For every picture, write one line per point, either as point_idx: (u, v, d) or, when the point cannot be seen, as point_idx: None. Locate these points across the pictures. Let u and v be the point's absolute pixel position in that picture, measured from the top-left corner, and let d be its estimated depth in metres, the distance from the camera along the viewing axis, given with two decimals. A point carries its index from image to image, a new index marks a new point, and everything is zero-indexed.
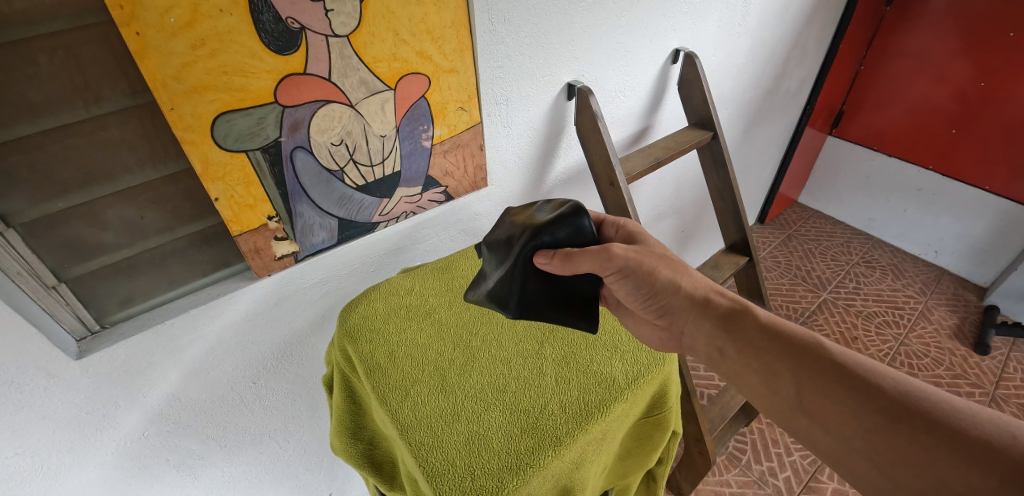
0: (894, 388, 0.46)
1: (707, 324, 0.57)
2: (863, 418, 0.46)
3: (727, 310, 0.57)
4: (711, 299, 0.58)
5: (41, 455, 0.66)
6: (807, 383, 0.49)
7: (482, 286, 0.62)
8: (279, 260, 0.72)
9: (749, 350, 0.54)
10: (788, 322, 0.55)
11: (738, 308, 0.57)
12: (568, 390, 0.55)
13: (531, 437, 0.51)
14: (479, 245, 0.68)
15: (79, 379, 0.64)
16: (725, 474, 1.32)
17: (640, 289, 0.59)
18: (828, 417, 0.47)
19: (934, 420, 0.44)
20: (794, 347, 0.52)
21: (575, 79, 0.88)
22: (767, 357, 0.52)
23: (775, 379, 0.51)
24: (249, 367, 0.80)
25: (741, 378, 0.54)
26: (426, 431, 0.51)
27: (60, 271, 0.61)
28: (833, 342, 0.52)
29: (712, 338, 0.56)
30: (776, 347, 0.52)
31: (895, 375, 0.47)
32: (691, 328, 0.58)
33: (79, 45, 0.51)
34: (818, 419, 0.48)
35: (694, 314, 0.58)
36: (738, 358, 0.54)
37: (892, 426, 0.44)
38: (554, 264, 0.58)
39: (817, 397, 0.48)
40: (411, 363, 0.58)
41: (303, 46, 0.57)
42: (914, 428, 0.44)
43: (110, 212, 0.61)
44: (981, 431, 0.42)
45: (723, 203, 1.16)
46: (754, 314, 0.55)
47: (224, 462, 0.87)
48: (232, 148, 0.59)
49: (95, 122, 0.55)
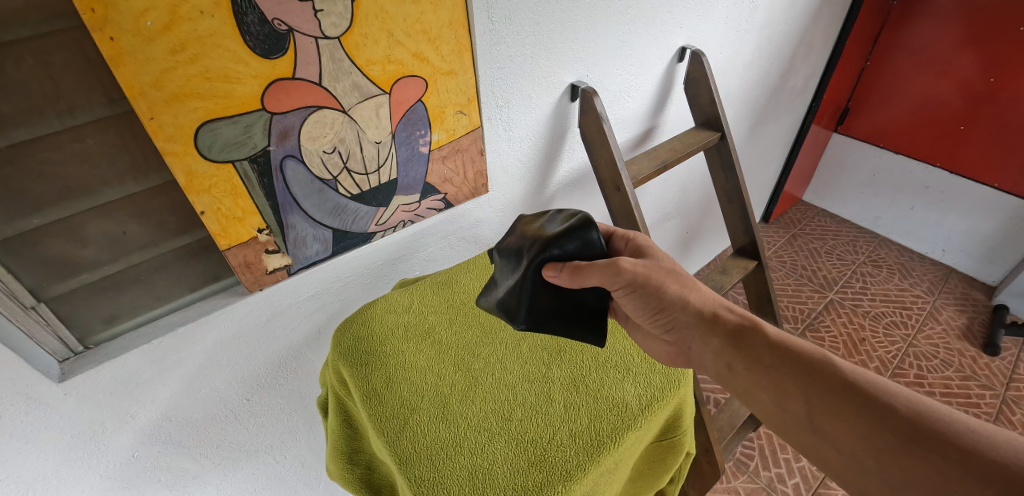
0: (906, 408, 0.43)
1: (715, 342, 0.53)
2: (876, 438, 0.42)
3: (736, 325, 0.53)
4: (719, 315, 0.55)
5: (25, 481, 0.63)
6: (817, 402, 0.46)
7: (493, 294, 0.59)
8: (270, 274, 0.68)
9: (759, 368, 0.50)
10: (798, 339, 0.51)
11: (747, 325, 0.53)
12: (578, 418, 0.52)
13: (538, 471, 0.47)
14: (489, 252, 0.65)
15: (62, 402, 0.61)
16: (734, 481, 1.29)
17: (649, 304, 0.56)
18: (840, 435, 0.44)
19: (949, 441, 0.40)
20: (802, 364, 0.48)
21: (579, 79, 0.84)
22: (777, 374, 0.49)
23: (785, 395, 0.48)
24: (242, 384, 0.77)
25: (750, 394, 0.51)
26: (426, 465, 0.48)
27: (39, 291, 0.57)
28: (843, 359, 0.48)
29: (720, 355, 0.53)
30: (786, 364, 0.49)
31: (909, 394, 0.44)
32: (698, 344, 0.55)
33: (49, 52, 0.48)
34: (829, 439, 0.45)
35: (703, 332, 0.54)
36: (747, 375, 0.51)
37: (905, 447, 0.41)
38: (563, 278, 0.54)
39: (828, 415, 0.45)
40: (410, 388, 0.54)
41: (291, 48, 0.54)
42: (929, 450, 0.40)
43: (91, 227, 0.58)
44: (999, 454, 0.38)
45: (731, 205, 1.13)
46: (763, 330, 0.52)
47: (219, 479, 0.84)
48: (218, 158, 0.56)
49: (70, 134, 0.52)
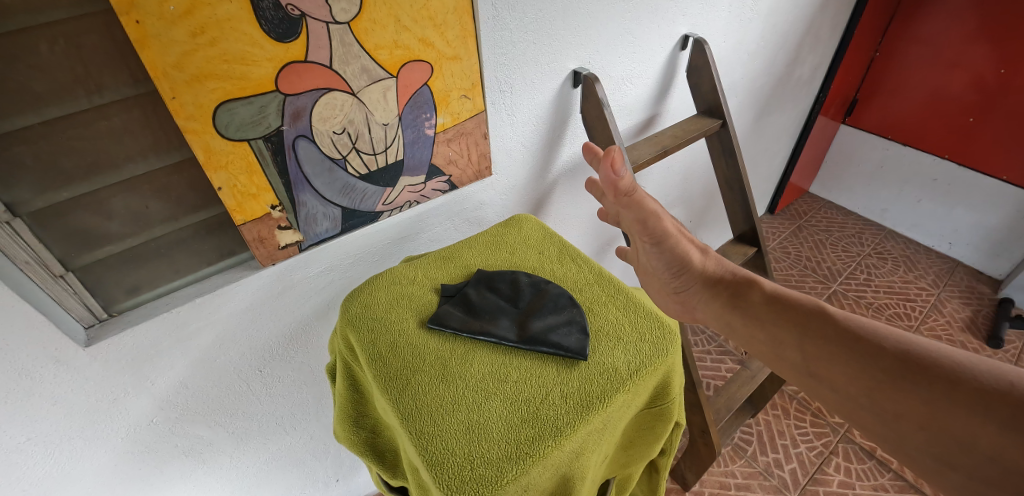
0: (895, 347, 0.48)
1: (717, 302, 0.62)
2: (867, 377, 0.48)
3: (736, 287, 0.62)
4: (723, 277, 0.63)
5: (52, 440, 0.68)
6: (810, 349, 0.53)
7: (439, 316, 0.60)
8: (283, 249, 0.72)
9: (756, 323, 0.58)
10: (794, 292, 0.58)
11: (746, 284, 0.61)
12: (570, 379, 0.54)
13: (530, 427, 0.50)
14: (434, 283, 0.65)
15: (88, 366, 0.65)
16: (730, 465, 1.32)
17: (652, 244, 0.66)
18: (827, 373, 0.51)
19: (935, 374, 0.45)
20: (798, 317, 0.55)
21: (581, 66, 0.86)
22: (773, 328, 0.56)
23: (781, 345, 0.55)
24: (255, 355, 0.80)
25: (751, 346, 0.58)
26: (427, 420, 0.51)
27: (67, 260, 0.61)
28: (836, 309, 0.54)
29: (721, 315, 0.61)
30: (781, 318, 0.56)
31: (899, 335, 0.49)
32: (703, 305, 0.64)
33: (80, 34, 0.51)
34: (825, 381, 0.51)
35: (706, 293, 0.63)
36: (745, 330, 0.59)
37: (894, 383, 0.47)
38: (625, 180, 0.60)
39: (821, 360, 0.51)
40: (412, 350, 0.57)
41: (304, 33, 0.57)
42: (915, 383, 0.46)
43: (116, 201, 0.61)
44: (983, 380, 0.43)
45: (732, 193, 1.15)
46: (759, 286, 0.60)
47: (232, 447, 0.89)
48: (234, 137, 0.59)
49: (98, 112, 0.55)
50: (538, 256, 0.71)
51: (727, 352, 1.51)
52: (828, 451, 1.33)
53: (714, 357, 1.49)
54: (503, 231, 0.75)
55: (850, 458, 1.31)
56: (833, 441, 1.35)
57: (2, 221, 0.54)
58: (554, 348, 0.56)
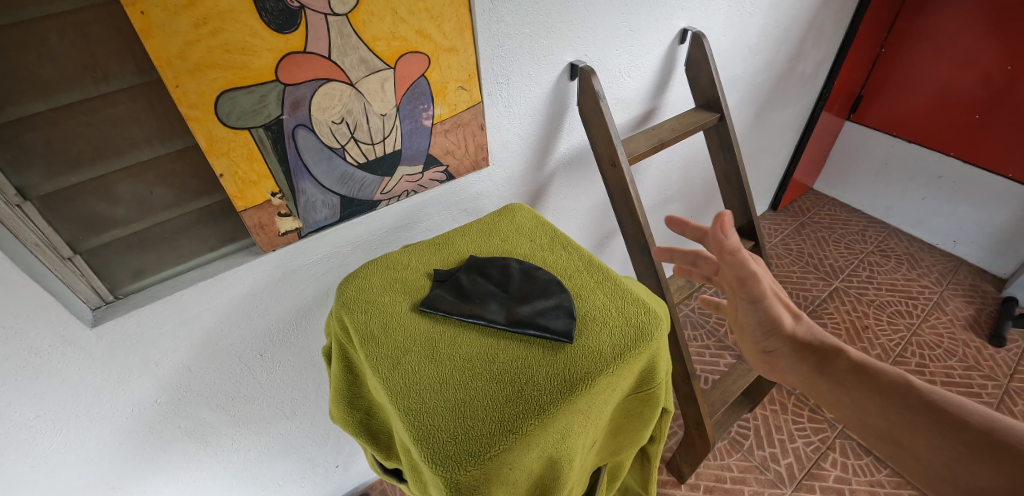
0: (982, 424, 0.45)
1: (801, 364, 0.57)
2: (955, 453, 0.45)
3: (820, 350, 0.57)
4: (809, 338, 0.58)
5: (60, 418, 0.70)
6: (894, 417, 0.49)
7: (430, 301, 0.61)
8: (282, 236, 0.74)
9: (841, 389, 0.54)
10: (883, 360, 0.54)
11: (831, 347, 0.57)
12: (555, 361, 0.56)
13: (515, 405, 0.52)
14: (432, 269, 0.67)
15: (94, 347, 0.67)
16: (726, 458, 1.33)
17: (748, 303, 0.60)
18: (920, 450, 0.47)
19: None
20: (881, 384, 0.52)
21: (578, 59, 0.87)
22: (858, 394, 0.52)
23: (865, 412, 0.51)
24: (256, 340, 0.82)
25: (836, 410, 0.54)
26: (416, 398, 0.52)
27: (75, 243, 0.63)
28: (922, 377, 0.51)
29: (808, 379, 0.57)
30: (865, 384, 0.52)
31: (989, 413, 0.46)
32: (790, 369, 0.59)
33: (87, 24, 0.53)
34: (908, 450, 0.48)
35: (791, 355, 0.58)
36: (830, 394, 0.54)
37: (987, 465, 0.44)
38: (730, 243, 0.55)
39: (904, 428, 0.48)
40: (403, 332, 0.59)
41: (303, 24, 0.58)
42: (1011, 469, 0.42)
43: (122, 187, 0.63)
44: None
45: (730, 187, 1.15)
46: (847, 354, 0.55)
47: (233, 430, 0.91)
48: (236, 125, 0.61)
49: (105, 99, 0.57)
50: (530, 244, 0.72)
51: (726, 347, 1.51)
52: (826, 446, 1.33)
53: (713, 352, 1.50)
54: (497, 220, 0.76)
55: (847, 453, 1.32)
56: (831, 437, 1.35)
57: (14, 205, 0.56)
58: (540, 331, 0.57)
